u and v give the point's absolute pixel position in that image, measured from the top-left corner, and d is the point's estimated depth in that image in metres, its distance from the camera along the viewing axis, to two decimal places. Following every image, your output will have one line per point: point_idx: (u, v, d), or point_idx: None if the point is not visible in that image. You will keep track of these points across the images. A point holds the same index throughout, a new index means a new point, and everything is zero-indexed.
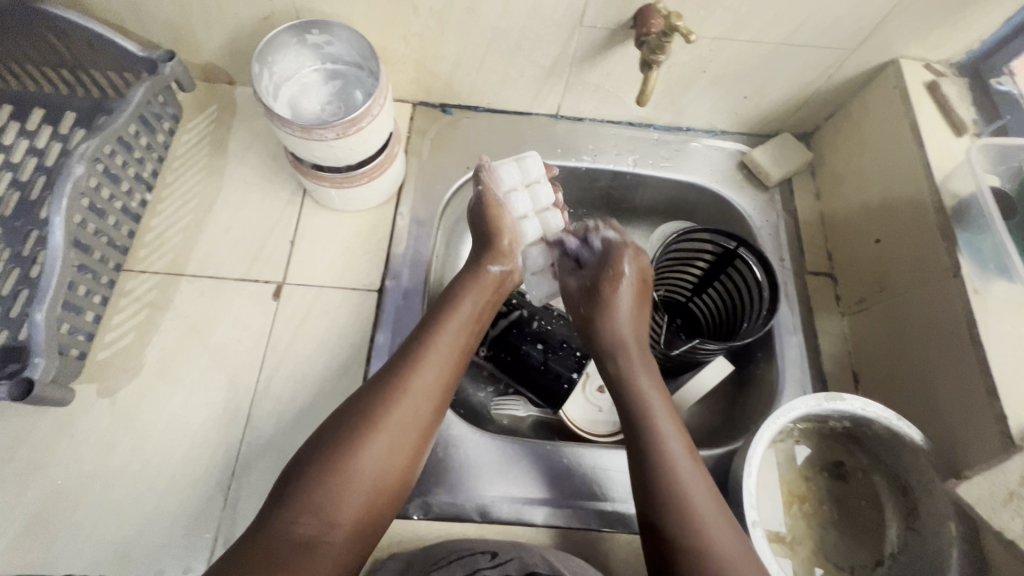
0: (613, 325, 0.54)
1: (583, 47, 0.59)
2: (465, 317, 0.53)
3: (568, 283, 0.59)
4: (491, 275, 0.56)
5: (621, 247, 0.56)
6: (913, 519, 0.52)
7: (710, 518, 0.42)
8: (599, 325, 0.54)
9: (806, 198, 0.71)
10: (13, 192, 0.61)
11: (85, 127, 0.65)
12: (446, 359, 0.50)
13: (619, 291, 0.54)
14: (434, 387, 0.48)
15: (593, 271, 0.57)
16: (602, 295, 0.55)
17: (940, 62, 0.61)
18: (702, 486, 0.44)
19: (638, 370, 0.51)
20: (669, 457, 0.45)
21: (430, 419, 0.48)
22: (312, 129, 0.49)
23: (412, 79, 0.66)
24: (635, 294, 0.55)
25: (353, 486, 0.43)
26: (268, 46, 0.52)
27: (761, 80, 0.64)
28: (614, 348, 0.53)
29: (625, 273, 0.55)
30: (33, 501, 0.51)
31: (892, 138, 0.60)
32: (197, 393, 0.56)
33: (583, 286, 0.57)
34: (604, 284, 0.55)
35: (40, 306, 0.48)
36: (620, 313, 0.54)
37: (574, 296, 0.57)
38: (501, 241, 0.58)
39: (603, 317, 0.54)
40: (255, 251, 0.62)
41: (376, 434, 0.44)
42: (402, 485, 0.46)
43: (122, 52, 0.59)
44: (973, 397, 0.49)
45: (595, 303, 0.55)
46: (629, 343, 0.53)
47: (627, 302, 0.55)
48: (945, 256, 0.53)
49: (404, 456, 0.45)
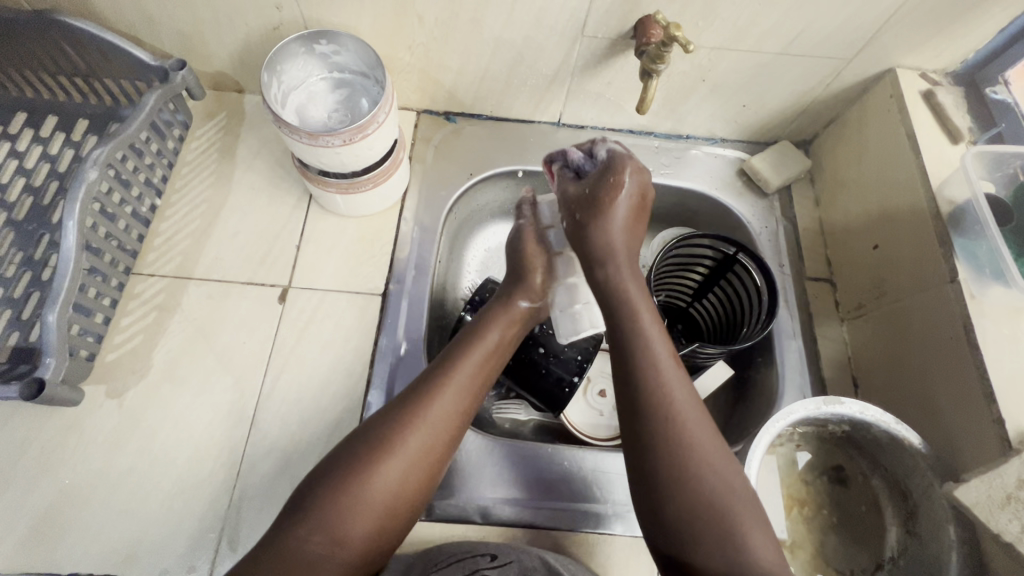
0: (604, 233, 0.47)
1: (584, 56, 0.60)
2: (487, 346, 0.53)
3: (565, 187, 0.51)
4: (518, 308, 0.56)
5: (624, 158, 0.49)
6: (912, 524, 0.52)
7: (721, 492, 0.40)
8: (592, 232, 0.47)
9: (805, 205, 0.72)
10: (26, 196, 0.62)
11: (97, 134, 0.66)
12: (466, 387, 0.50)
13: (617, 201, 0.47)
14: (451, 415, 0.48)
15: (593, 178, 0.49)
16: (601, 205, 0.47)
17: (936, 71, 0.63)
18: (709, 445, 0.42)
19: (631, 286, 0.47)
20: (678, 420, 0.42)
21: (447, 446, 0.48)
22: (319, 136, 0.51)
23: (417, 88, 0.68)
24: (633, 203, 0.48)
25: (364, 510, 0.43)
26: (277, 55, 0.54)
27: (759, 89, 0.65)
28: (603, 253, 0.47)
29: (624, 182, 0.48)
30: (41, 500, 0.51)
31: (889, 146, 0.61)
32: (204, 394, 0.56)
33: (580, 195, 0.49)
34: (603, 188, 0.48)
35: (53, 308, 0.49)
36: (616, 223, 0.47)
37: (571, 200, 0.50)
38: (536, 275, 0.57)
39: (595, 223, 0.47)
40: (262, 255, 0.63)
41: (390, 461, 0.45)
42: (414, 509, 0.46)
43: (135, 61, 0.61)
44: (971, 401, 0.49)
45: (590, 208, 0.48)
46: (619, 252, 0.47)
47: (623, 213, 0.48)
48: (943, 262, 0.53)
49: (417, 483, 0.46)
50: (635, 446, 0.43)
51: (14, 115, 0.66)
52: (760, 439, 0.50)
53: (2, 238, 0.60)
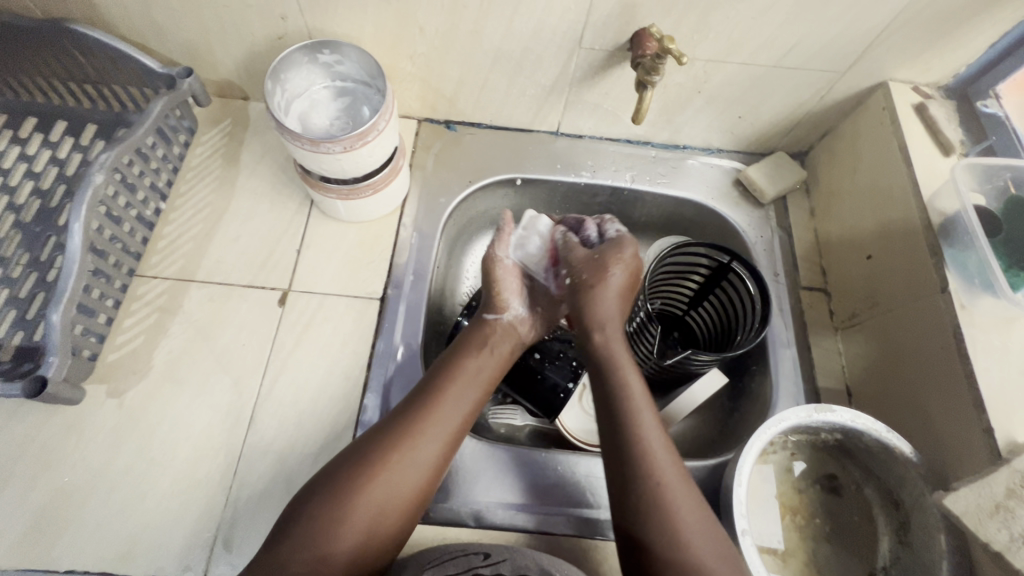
0: (602, 299, 0.53)
1: (581, 68, 0.62)
2: (473, 371, 0.53)
3: (573, 252, 0.58)
4: (494, 326, 0.57)
5: (624, 242, 0.57)
6: (904, 533, 0.52)
7: (690, 515, 0.43)
8: (590, 295, 0.54)
9: (800, 215, 0.72)
10: (35, 199, 0.64)
11: (105, 140, 0.68)
12: (457, 410, 0.51)
13: (614, 271, 0.54)
14: (441, 438, 0.49)
15: (597, 249, 0.57)
16: (596, 276, 0.54)
17: (928, 85, 0.64)
18: (678, 474, 0.45)
19: (617, 346, 0.52)
20: (651, 450, 0.46)
21: (434, 469, 0.49)
22: (321, 142, 0.52)
23: (419, 97, 0.69)
24: (628, 278, 0.55)
25: (349, 526, 0.44)
26: (281, 64, 0.55)
27: (754, 101, 0.66)
28: (599, 320, 0.53)
29: (619, 264, 0.54)
30: (40, 497, 0.52)
31: (882, 157, 0.62)
32: (203, 395, 0.57)
33: (583, 261, 0.56)
34: (606, 260, 0.55)
35: (57, 307, 0.50)
36: (611, 289, 0.54)
37: (575, 263, 0.56)
38: (500, 289, 0.58)
39: (595, 289, 0.54)
40: (263, 259, 0.64)
41: (377, 480, 0.46)
42: (401, 528, 0.47)
43: (142, 68, 0.62)
44: (962, 410, 0.49)
45: (593, 274, 0.54)
46: (612, 318, 0.53)
47: (616, 286, 0.54)
48: (934, 272, 0.54)
49: (404, 504, 0.47)
50: (614, 476, 0.46)
51: (25, 120, 0.68)
52: (750, 446, 0.50)
53: (10, 240, 0.61)
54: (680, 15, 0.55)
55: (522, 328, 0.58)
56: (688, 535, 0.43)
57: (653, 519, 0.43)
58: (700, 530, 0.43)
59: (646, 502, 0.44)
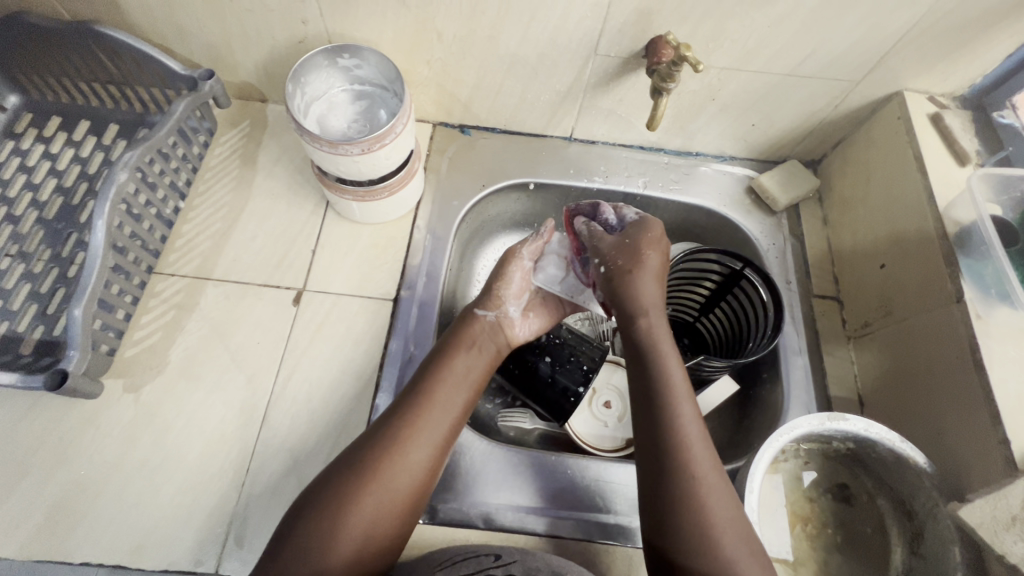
0: (639, 287, 0.52)
1: (596, 74, 0.62)
2: (461, 373, 0.53)
3: (602, 240, 0.55)
4: (481, 322, 0.57)
5: (652, 223, 0.55)
6: (916, 545, 0.52)
7: (724, 510, 0.44)
8: (628, 281, 0.52)
9: (813, 223, 0.72)
10: (57, 197, 0.65)
11: (127, 139, 0.69)
12: (447, 414, 0.51)
13: (650, 256, 0.53)
14: (434, 441, 0.50)
15: (627, 234, 0.55)
16: (637, 257, 0.52)
17: (944, 94, 0.64)
18: (712, 467, 0.45)
19: (659, 334, 0.51)
20: (687, 442, 0.46)
21: (427, 474, 0.49)
22: (339, 144, 0.53)
23: (434, 101, 0.70)
24: (662, 263, 0.54)
25: (344, 537, 0.44)
26: (302, 67, 0.56)
27: (768, 109, 0.66)
28: (640, 305, 0.51)
29: (655, 248, 0.53)
30: (56, 489, 0.53)
31: (897, 166, 0.62)
32: (217, 392, 0.58)
33: (617, 244, 0.54)
34: (640, 244, 0.53)
35: (79, 302, 0.51)
36: (650, 275, 0.52)
37: (604, 251, 0.54)
38: (495, 285, 0.59)
39: (633, 274, 0.52)
40: (278, 258, 0.65)
41: (370, 491, 0.46)
42: (397, 534, 0.47)
43: (166, 70, 0.63)
44: (977, 420, 0.49)
45: (630, 259, 0.52)
46: (652, 305, 0.52)
47: (654, 268, 0.53)
48: (948, 282, 0.54)
49: (397, 512, 0.47)
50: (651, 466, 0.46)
51: (49, 119, 0.69)
52: (762, 453, 0.50)
53: (32, 236, 0.63)
54: (696, 23, 0.55)
55: (511, 331, 0.58)
56: (720, 527, 0.43)
57: (687, 511, 0.43)
58: (731, 523, 0.43)
59: (684, 495, 0.44)
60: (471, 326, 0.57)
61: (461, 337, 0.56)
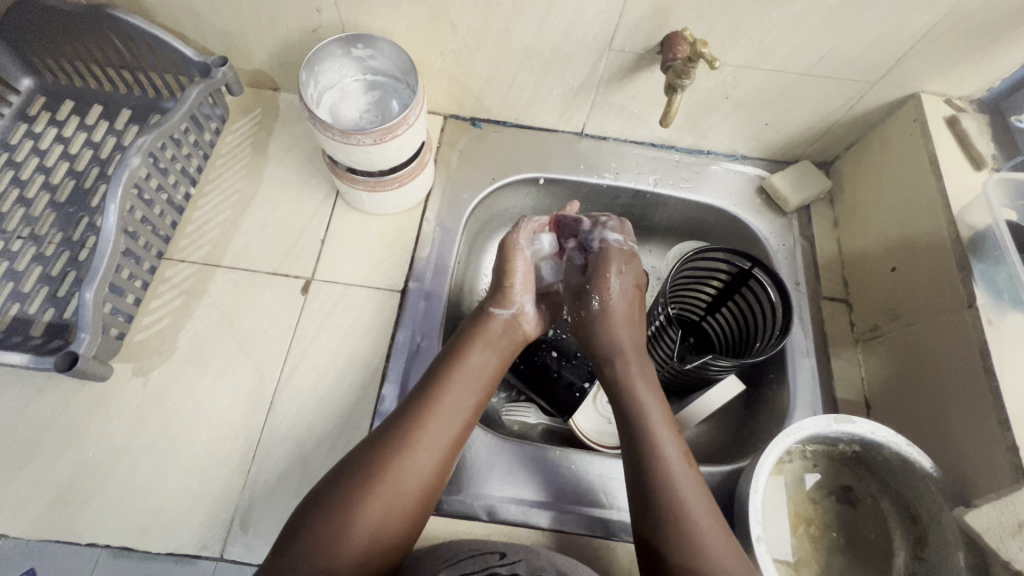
0: (608, 330, 0.56)
1: (610, 69, 0.62)
2: (473, 372, 0.54)
3: (568, 276, 0.60)
4: (496, 321, 0.57)
5: (612, 253, 0.58)
6: (920, 549, 0.52)
7: (716, 539, 0.44)
8: (595, 329, 0.57)
9: (823, 224, 0.72)
10: (69, 180, 0.65)
11: (139, 125, 0.69)
12: (451, 416, 0.51)
13: (609, 296, 0.57)
14: (439, 444, 0.49)
15: (586, 271, 0.59)
16: (594, 299, 0.57)
17: (961, 97, 0.63)
18: (699, 497, 0.46)
19: (636, 375, 0.53)
20: (670, 476, 0.47)
21: (435, 474, 0.49)
22: (352, 134, 0.53)
23: (446, 94, 0.70)
24: (627, 298, 0.57)
25: (352, 537, 0.44)
26: (316, 56, 0.56)
27: (782, 108, 0.66)
28: (610, 352, 0.55)
29: (614, 279, 0.57)
30: (65, 470, 0.53)
31: (911, 171, 0.62)
32: (225, 378, 0.58)
33: (578, 288, 0.59)
34: (595, 287, 0.57)
35: (91, 285, 0.51)
36: (619, 323, 0.56)
37: (569, 293, 0.59)
38: (511, 284, 0.58)
39: (596, 315, 0.57)
40: (288, 247, 0.65)
41: (375, 496, 0.46)
42: (406, 535, 0.47)
43: (179, 55, 0.63)
44: (984, 425, 0.49)
45: (587, 305, 0.58)
46: (627, 349, 0.55)
47: (619, 306, 0.57)
48: (961, 287, 0.53)
49: (406, 512, 0.47)
50: (637, 503, 0.47)
51: (62, 103, 0.69)
52: (768, 453, 0.50)
53: (43, 219, 0.63)
54: (713, 20, 0.54)
55: (527, 327, 0.59)
56: (714, 556, 0.43)
57: (678, 544, 0.44)
58: (722, 551, 0.44)
59: (672, 526, 0.44)
60: (484, 328, 0.57)
61: (474, 338, 0.56)
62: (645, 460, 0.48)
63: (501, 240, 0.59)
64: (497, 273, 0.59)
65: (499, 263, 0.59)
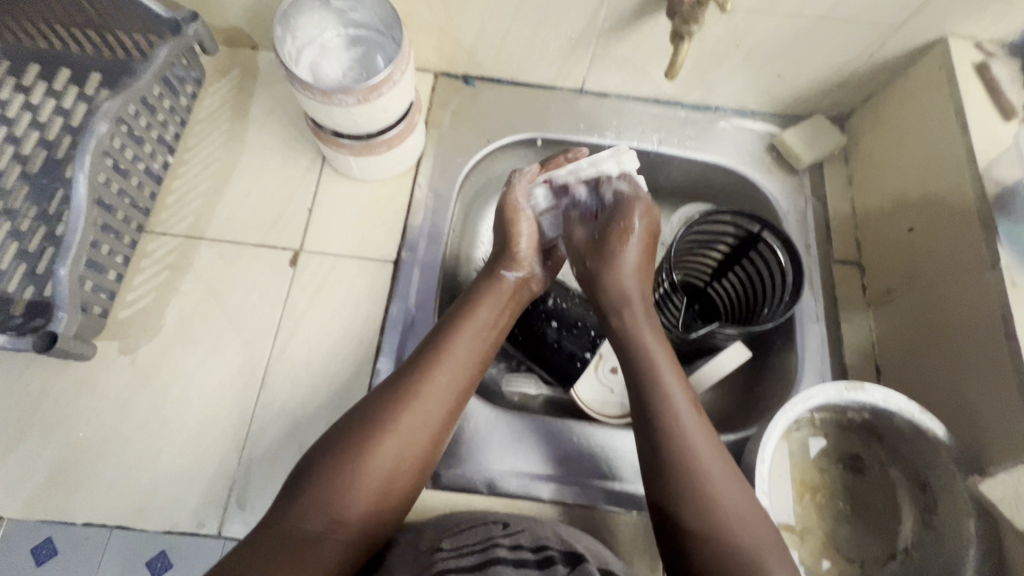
0: (615, 278, 0.53)
1: (612, 17, 0.57)
2: (482, 325, 0.52)
3: (575, 233, 0.56)
4: (506, 282, 0.54)
5: (631, 201, 0.54)
6: (930, 516, 0.51)
7: (730, 495, 0.42)
8: (603, 280, 0.53)
9: (837, 183, 0.68)
10: (41, 150, 0.62)
11: (109, 88, 0.65)
12: (460, 366, 0.49)
13: (626, 246, 0.53)
14: (447, 395, 0.48)
15: (600, 223, 0.55)
16: (609, 249, 0.53)
17: (992, 41, 0.58)
18: (713, 449, 0.44)
19: (642, 321, 0.51)
20: (681, 428, 0.45)
21: (442, 426, 0.47)
22: (333, 93, 0.49)
23: (436, 49, 0.65)
24: (641, 249, 0.54)
25: (361, 487, 0.43)
26: (291, 8, 0.52)
27: (797, 58, 0.61)
28: (618, 300, 0.52)
29: (635, 229, 0.54)
30: (56, 450, 0.52)
31: (932, 124, 0.58)
32: (214, 354, 0.56)
33: (590, 239, 0.55)
34: (612, 239, 0.54)
35: (64, 262, 0.49)
36: (627, 269, 0.53)
37: (578, 246, 0.56)
38: (520, 245, 0.55)
39: (606, 269, 0.53)
40: (274, 217, 0.62)
41: (379, 447, 0.44)
42: (414, 487, 0.46)
43: (146, 12, 0.58)
44: (1003, 391, 0.47)
45: (600, 256, 0.54)
46: (634, 297, 0.52)
47: (633, 256, 0.53)
48: (984, 248, 0.50)
49: (412, 463, 0.45)
50: (645, 457, 0.45)
51: (28, 67, 0.65)
52: (775, 423, 0.49)
53: (16, 192, 0.60)
54: None
55: (536, 288, 0.57)
56: (728, 510, 0.42)
57: (686, 498, 0.42)
58: (736, 506, 0.42)
59: (685, 483, 0.42)
60: (491, 283, 0.54)
61: (481, 294, 0.53)
62: (654, 414, 0.45)
63: (498, 202, 0.57)
64: (502, 236, 0.56)
65: (502, 224, 0.57)
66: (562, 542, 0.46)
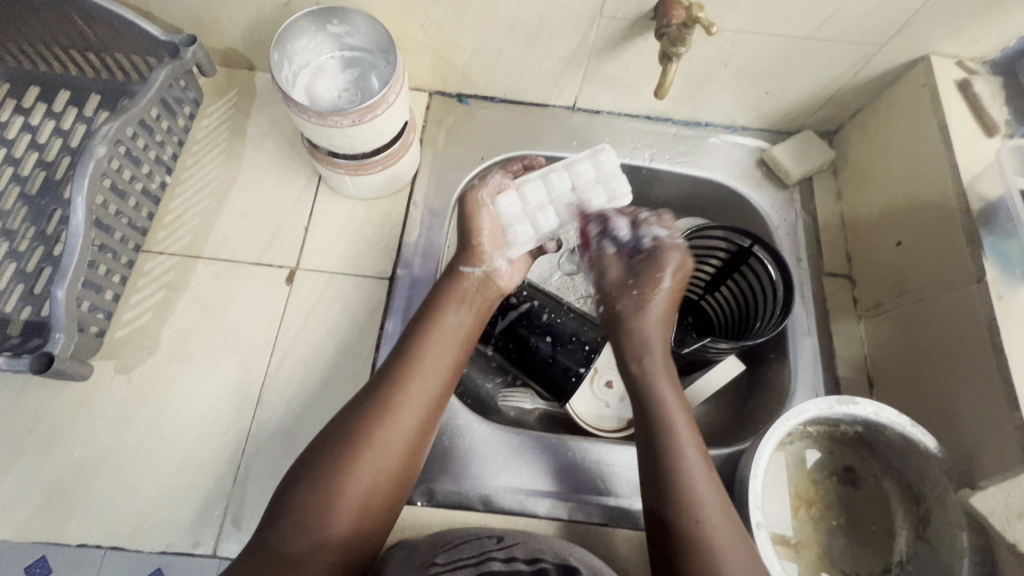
0: (639, 324, 0.52)
1: (603, 38, 0.58)
2: (450, 330, 0.52)
3: (607, 273, 0.54)
4: (469, 280, 0.55)
5: (669, 250, 0.53)
6: (923, 528, 0.51)
7: (729, 543, 0.43)
8: (629, 322, 0.52)
9: (826, 197, 0.69)
10: (39, 171, 0.63)
11: (108, 110, 0.65)
12: (432, 375, 0.50)
13: (655, 296, 0.52)
14: (421, 404, 0.48)
15: (636, 264, 0.54)
16: (640, 293, 0.52)
17: (974, 59, 0.59)
18: (721, 505, 0.44)
19: (660, 370, 0.51)
20: (693, 482, 0.45)
21: (419, 436, 0.48)
22: (328, 115, 0.50)
23: (430, 69, 0.66)
24: (671, 301, 0.53)
25: (343, 506, 0.43)
26: (286, 32, 0.53)
27: (784, 76, 0.62)
28: (638, 345, 0.51)
29: (666, 281, 0.52)
30: (51, 471, 0.52)
31: (918, 138, 0.59)
32: (210, 373, 0.57)
33: (622, 279, 0.54)
34: (645, 286, 0.52)
35: (62, 284, 0.49)
36: (653, 317, 0.52)
37: (608, 286, 0.54)
38: (479, 239, 0.54)
39: (633, 314, 0.52)
40: (271, 235, 0.63)
41: (357, 463, 0.44)
42: (395, 501, 0.46)
43: (144, 35, 0.59)
44: (992, 404, 0.48)
45: (629, 298, 0.52)
46: (653, 344, 0.51)
47: (660, 307, 0.52)
48: (969, 261, 0.51)
49: (390, 477, 0.46)
50: (654, 500, 0.46)
51: (27, 89, 0.66)
52: (768, 437, 0.49)
53: (15, 213, 0.60)
54: None
55: (503, 284, 0.57)
56: (726, 552, 0.42)
57: (690, 545, 0.43)
58: (737, 556, 0.42)
59: (685, 524, 0.43)
60: (455, 286, 0.54)
61: (446, 298, 0.53)
62: (664, 461, 0.46)
63: (458, 198, 0.55)
64: (462, 232, 0.55)
65: (461, 221, 0.55)
66: (555, 556, 0.46)
